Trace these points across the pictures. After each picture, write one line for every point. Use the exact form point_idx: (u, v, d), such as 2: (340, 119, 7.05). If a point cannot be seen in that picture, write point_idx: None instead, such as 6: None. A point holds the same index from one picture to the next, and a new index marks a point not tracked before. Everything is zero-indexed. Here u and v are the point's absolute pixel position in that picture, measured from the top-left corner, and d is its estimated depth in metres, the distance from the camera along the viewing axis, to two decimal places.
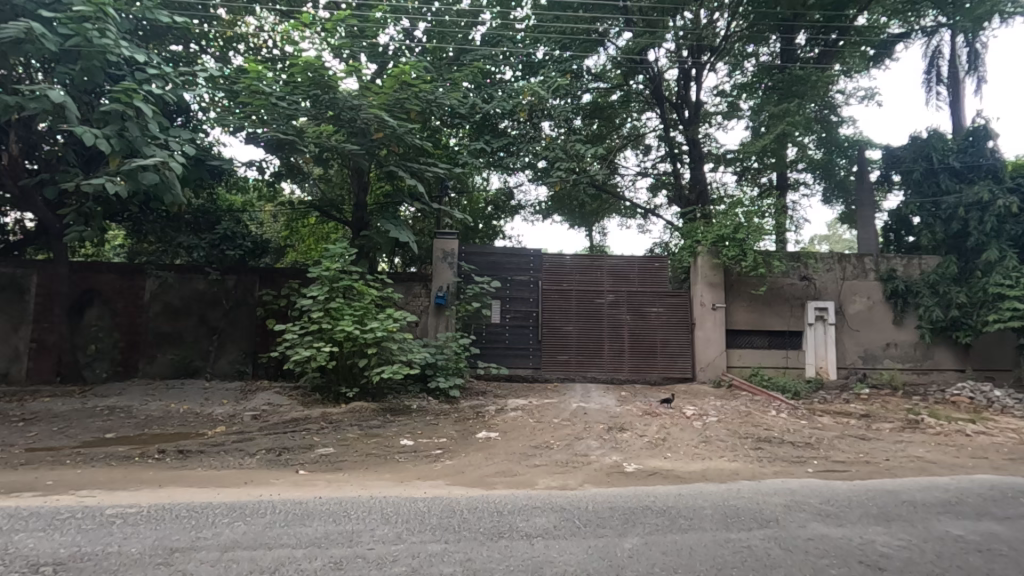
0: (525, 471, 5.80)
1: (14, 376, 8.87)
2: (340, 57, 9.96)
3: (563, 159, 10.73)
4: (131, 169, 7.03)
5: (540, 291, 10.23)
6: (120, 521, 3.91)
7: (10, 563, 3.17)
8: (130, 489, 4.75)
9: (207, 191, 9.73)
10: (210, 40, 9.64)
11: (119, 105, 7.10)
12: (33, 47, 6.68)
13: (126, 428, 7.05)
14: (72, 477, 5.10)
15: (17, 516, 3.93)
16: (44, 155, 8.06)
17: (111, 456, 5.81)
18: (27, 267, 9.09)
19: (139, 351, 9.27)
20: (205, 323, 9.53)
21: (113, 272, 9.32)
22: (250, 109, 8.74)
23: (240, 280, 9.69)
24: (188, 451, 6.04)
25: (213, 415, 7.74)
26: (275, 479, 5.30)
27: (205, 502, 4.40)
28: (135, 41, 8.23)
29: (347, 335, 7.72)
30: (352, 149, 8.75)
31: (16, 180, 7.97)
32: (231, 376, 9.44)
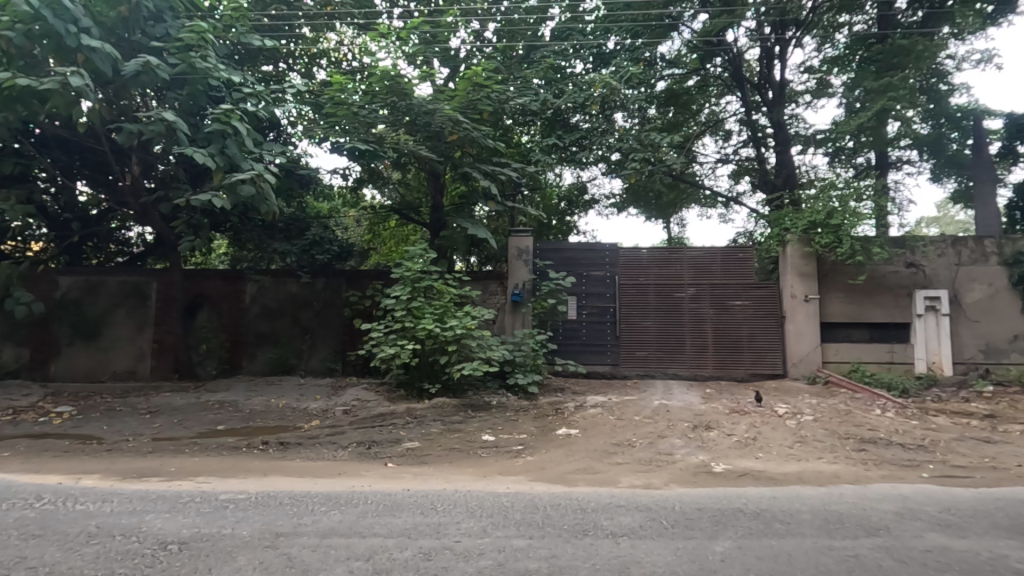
0: (607, 469, 5.71)
1: (141, 373, 9.93)
2: (415, 64, 10.28)
3: (638, 149, 10.46)
4: (232, 183, 7.62)
5: (617, 286, 10.04)
6: (232, 506, 4.26)
7: (143, 540, 3.55)
8: (239, 477, 5.17)
9: (297, 200, 10.40)
10: (298, 59, 10.32)
11: (220, 125, 7.75)
12: (148, 76, 7.41)
13: (234, 421, 7.69)
14: (191, 464, 5.63)
15: (147, 498, 4.40)
16: (159, 174, 8.91)
17: (223, 446, 6.36)
18: (148, 275, 10.12)
19: (242, 351, 10.06)
20: (298, 323, 10.15)
21: (218, 278, 10.16)
22: (333, 120, 9.18)
23: (329, 283, 10.23)
24: (288, 443, 6.48)
25: (308, 409, 8.27)
26: (367, 471, 5.56)
27: (305, 492, 4.70)
28: (232, 65, 8.92)
29: (428, 334, 8.00)
30: (428, 153, 9.04)
31: (138, 199, 8.87)
32: (323, 373, 10.02)
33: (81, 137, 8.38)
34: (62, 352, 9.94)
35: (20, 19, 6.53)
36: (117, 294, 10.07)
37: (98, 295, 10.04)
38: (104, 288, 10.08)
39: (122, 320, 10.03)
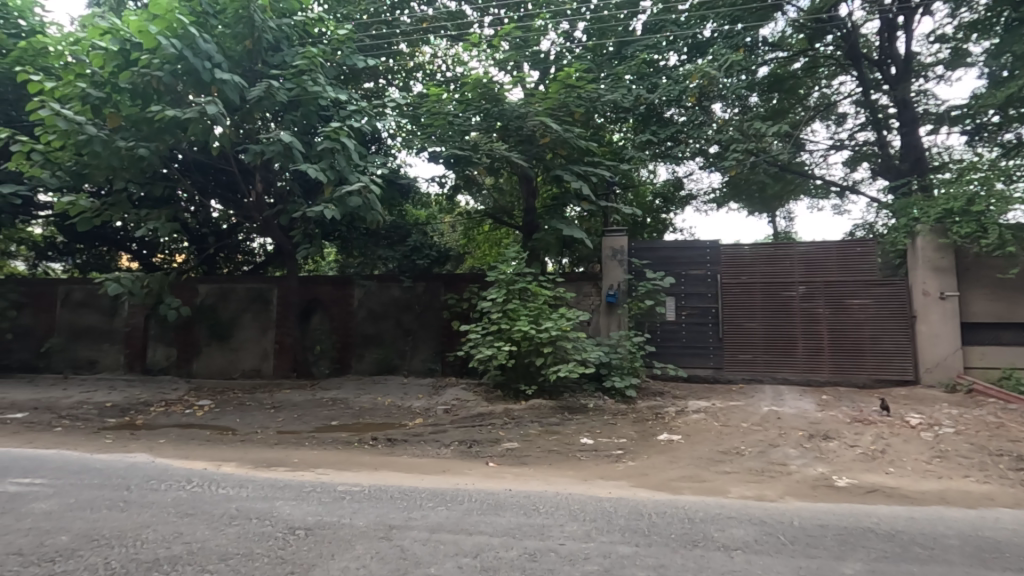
0: (714, 477, 5.43)
1: (265, 372, 10.93)
2: (506, 70, 10.46)
3: (740, 139, 9.83)
4: (341, 195, 8.18)
5: (719, 285, 9.54)
6: (349, 497, 4.56)
7: (275, 524, 3.89)
8: (353, 470, 5.53)
9: (398, 208, 10.95)
10: (396, 74, 10.88)
11: (330, 142, 8.36)
12: (269, 102, 8.16)
13: (345, 417, 8.23)
14: (312, 457, 6.10)
15: (276, 486, 4.83)
16: (278, 190, 9.77)
17: (338, 441, 6.83)
18: (270, 282, 11.12)
19: (351, 351, 10.75)
20: (401, 325, 10.66)
21: (330, 283, 10.94)
22: (430, 130, 9.56)
23: (429, 286, 10.65)
24: (395, 439, 6.83)
25: (411, 408, 8.66)
26: (469, 469, 5.71)
27: (413, 487, 4.92)
28: (338, 85, 9.59)
29: (524, 335, 8.10)
30: (520, 157, 9.15)
31: (261, 213, 9.77)
32: (423, 373, 10.44)
33: (215, 159, 9.41)
34: (202, 351, 11.17)
35: (168, 59, 7.46)
36: (244, 299, 11.16)
37: (229, 300, 11.18)
38: (234, 294, 11.22)
39: (249, 323, 11.09)
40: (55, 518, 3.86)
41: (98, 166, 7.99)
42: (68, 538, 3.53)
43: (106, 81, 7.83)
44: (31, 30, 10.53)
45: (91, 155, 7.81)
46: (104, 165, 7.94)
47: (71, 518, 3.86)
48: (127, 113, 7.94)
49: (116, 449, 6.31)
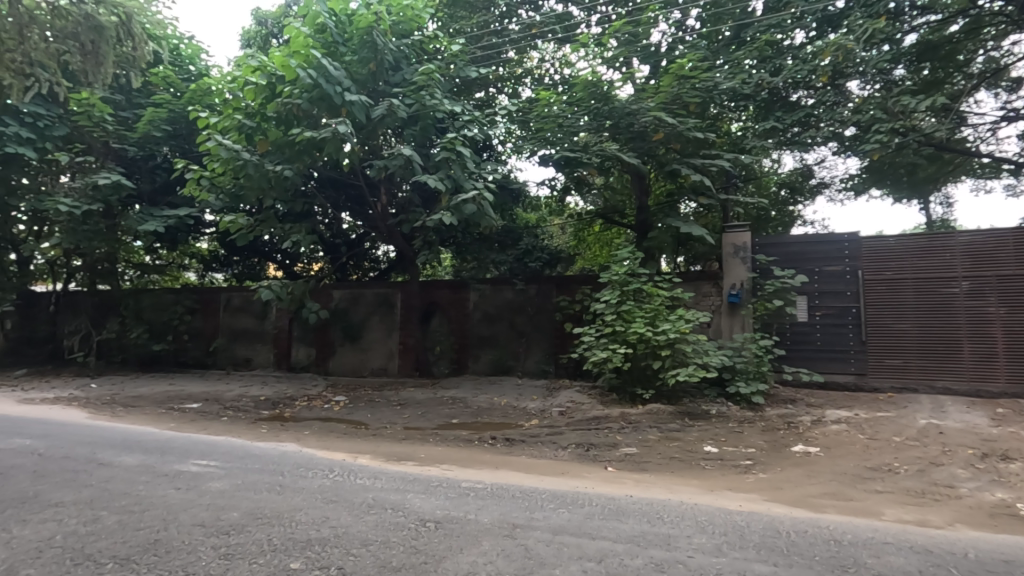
0: (862, 496, 4.88)
1: (391, 371, 11.70)
2: (615, 67, 10.27)
3: (884, 118, 8.69)
4: (458, 203, 8.55)
5: (861, 282, 8.58)
6: (472, 493, 4.73)
7: (407, 515, 4.14)
8: (476, 467, 5.74)
9: (509, 212, 11.20)
10: (505, 82, 11.17)
11: (446, 152, 8.78)
12: (391, 119, 8.76)
13: (465, 416, 8.57)
14: (436, 453, 6.42)
15: (406, 479, 5.14)
16: (400, 200, 10.43)
17: (459, 438, 7.13)
18: (393, 286, 11.88)
19: (468, 352, 11.15)
20: (514, 327, 10.85)
21: (447, 287, 11.44)
22: (540, 133, 9.66)
23: (541, 288, 10.72)
24: (513, 439, 6.98)
25: (527, 409, 8.78)
26: (588, 473, 5.67)
27: (533, 487, 4.98)
28: (452, 96, 10.02)
29: (640, 337, 7.89)
30: (632, 156, 8.92)
31: (385, 222, 10.51)
32: (537, 374, 10.54)
33: (346, 176, 10.26)
34: (336, 351, 12.23)
35: (306, 88, 8.27)
36: (372, 303, 12.02)
37: (359, 304, 12.12)
38: (363, 298, 12.13)
39: (376, 325, 11.93)
40: (227, 496, 4.43)
41: (251, 188, 9.06)
42: (238, 515, 4.02)
43: (256, 112, 8.86)
44: (197, 74, 12.25)
45: (247, 179, 8.88)
46: (256, 186, 8.98)
47: (240, 497, 4.41)
48: (274, 139, 8.93)
49: (271, 438, 7.11)
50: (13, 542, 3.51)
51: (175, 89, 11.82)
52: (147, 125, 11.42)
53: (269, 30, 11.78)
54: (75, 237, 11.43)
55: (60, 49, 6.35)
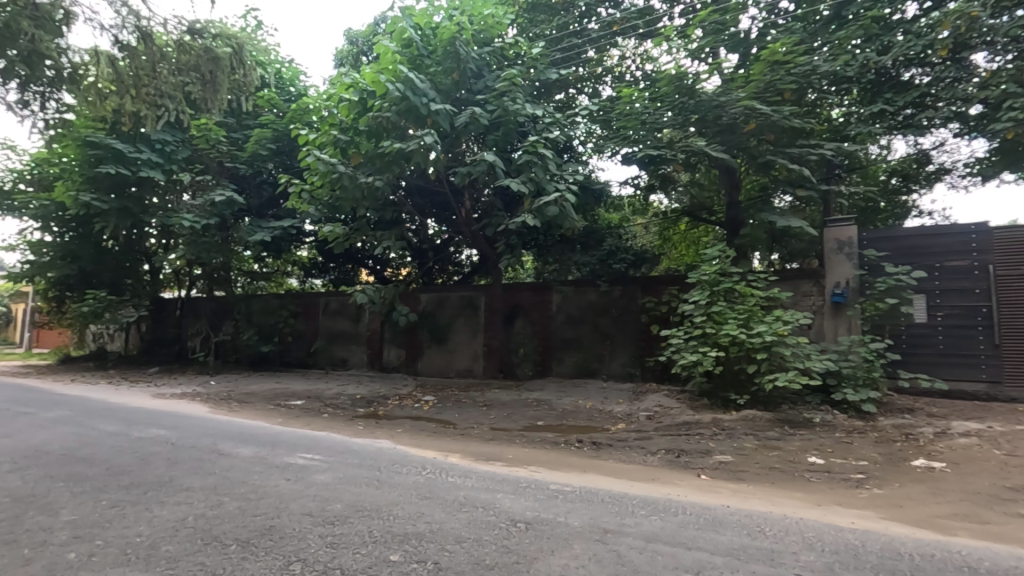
0: (1000, 519, 4.33)
1: (476, 372, 11.95)
2: (700, 58, 9.87)
3: (1018, 92, 7.68)
4: (540, 205, 8.59)
5: (993, 279, 7.64)
6: (561, 496, 4.71)
7: (498, 514, 4.19)
8: (564, 470, 5.71)
9: (591, 213, 11.09)
10: (585, 82, 11.08)
11: (528, 156, 8.85)
12: (474, 126, 8.96)
13: (550, 418, 8.57)
14: (523, 454, 6.47)
15: (495, 479, 5.21)
16: (484, 205, 10.64)
17: (545, 440, 7.13)
18: (478, 289, 12.12)
19: (552, 354, 11.14)
20: (598, 329, 10.70)
21: (529, 290, 11.49)
22: (623, 132, 9.47)
23: (625, 289, 10.48)
24: (600, 443, 6.88)
25: (613, 412, 8.63)
26: (680, 480, 5.47)
27: (623, 493, 4.88)
28: (533, 100, 10.09)
29: (733, 340, 7.50)
30: (720, 150, 8.52)
31: (469, 227, 10.77)
32: (622, 377, 10.33)
33: (432, 183, 10.61)
34: (425, 352, 12.68)
35: (395, 102, 8.66)
36: (457, 306, 12.34)
37: (445, 307, 12.49)
38: (449, 301, 12.48)
39: (462, 327, 12.24)
40: (331, 488, 4.73)
41: (346, 199, 9.62)
42: (341, 506, 4.27)
43: (350, 127, 9.40)
44: (297, 94, 13.24)
45: (342, 190, 9.44)
46: (350, 197, 9.52)
47: (342, 490, 4.69)
48: (365, 151, 9.42)
49: (367, 435, 7.51)
50: (155, 520, 3.95)
51: (278, 109, 12.84)
52: (255, 144, 12.49)
53: (360, 47, 12.49)
54: (196, 249, 12.70)
55: (184, 80, 7.07)
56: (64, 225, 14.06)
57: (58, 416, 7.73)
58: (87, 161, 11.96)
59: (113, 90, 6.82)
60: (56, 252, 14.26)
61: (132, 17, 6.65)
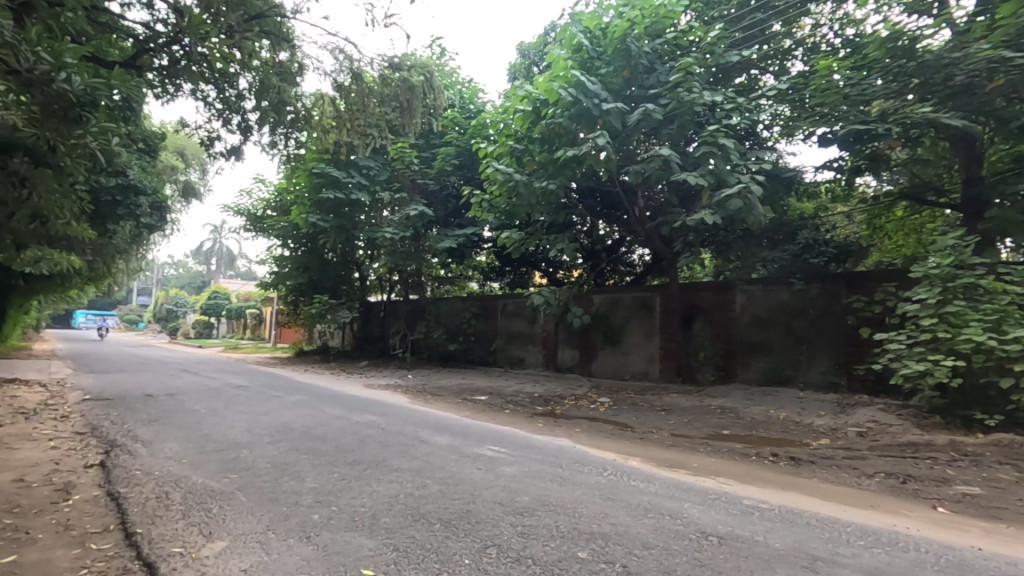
0: None
1: (652, 375, 11.58)
2: (920, 11, 8.31)
3: None
4: (721, 199, 8.02)
5: None
6: (758, 513, 4.31)
7: (687, 525, 3.99)
8: (757, 485, 5.23)
9: (781, 204, 10.04)
10: (771, 59, 10.07)
11: (707, 147, 8.34)
12: (647, 123, 8.70)
13: (737, 428, 7.92)
14: (709, 464, 6.08)
15: (680, 488, 4.98)
16: (658, 203, 10.27)
17: (734, 451, 6.62)
18: (653, 290, 11.75)
19: (736, 359, 10.31)
20: (792, 332, 9.61)
21: (710, 290, 10.81)
22: (818, 110, 8.38)
23: (825, 288, 9.24)
24: (800, 459, 6.16)
25: (814, 426, 7.67)
26: (908, 510, 4.64)
27: (833, 518, 4.29)
28: (711, 87, 9.47)
29: (977, 347, 6.16)
30: (954, 117, 7.05)
31: (643, 227, 10.50)
32: (824, 387, 9.13)
33: (603, 184, 10.59)
34: (599, 354, 12.66)
35: (566, 107, 8.82)
36: (631, 307, 12.11)
37: (618, 308, 12.33)
38: (622, 302, 12.30)
39: (636, 329, 11.96)
40: (519, 480, 4.97)
41: (522, 205, 10.06)
42: (528, 499, 4.47)
43: (524, 136, 9.81)
44: (476, 111, 14.28)
45: (519, 198, 9.89)
46: (526, 204, 9.93)
47: (529, 483, 4.90)
48: (539, 159, 9.74)
49: (547, 432, 7.75)
50: (375, 494, 4.55)
51: (460, 127, 13.98)
52: (442, 161, 13.75)
53: (531, 59, 13.00)
54: (396, 258, 14.40)
55: (385, 110, 8.09)
56: (298, 242, 17.02)
57: (299, 400, 9.35)
58: (313, 187, 14.32)
59: (334, 126, 8.06)
60: (293, 265, 17.30)
61: (346, 61, 7.78)
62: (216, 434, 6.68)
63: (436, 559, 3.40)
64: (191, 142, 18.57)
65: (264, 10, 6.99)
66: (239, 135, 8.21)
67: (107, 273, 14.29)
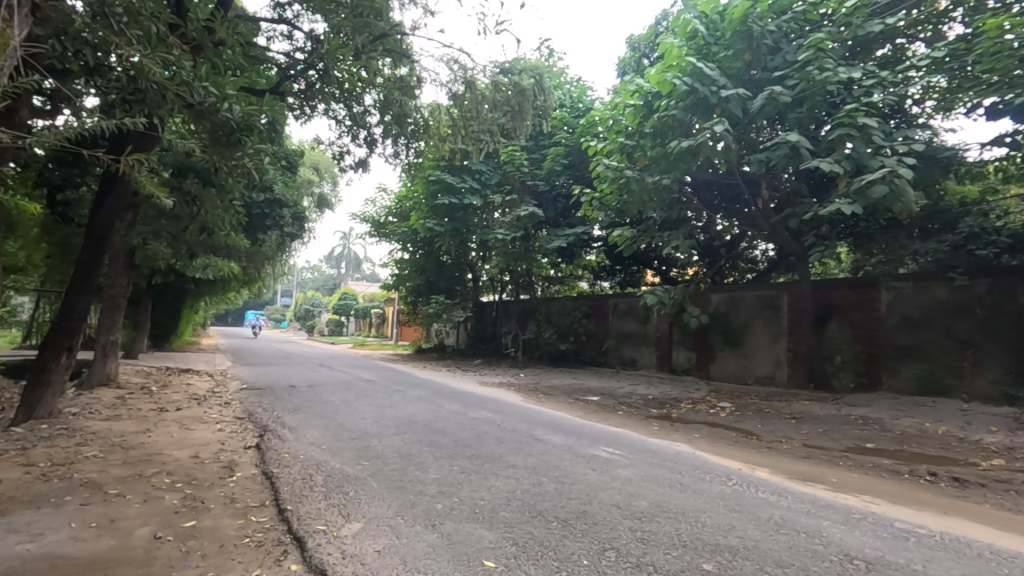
0: None
1: (780, 380, 10.72)
2: None
3: None
4: (861, 186, 7.22)
5: None
6: (914, 539, 3.81)
7: (827, 545, 3.64)
8: (913, 508, 4.63)
9: (936, 188, 8.81)
10: (922, 25, 8.65)
11: (843, 129, 7.56)
12: (772, 107, 8.09)
13: (884, 441, 7.08)
14: (851, 480, 5.50)
15: (817, 504, 4.56)
16: (785, 193, 9.48)
17: (881, 468, 5.92)
18: (779, 288, 10.89)
19: (882, 364, 9.21)
20: (952, 335, 8.39)
21: (848, 287, 9.78)
22: (986, 77, 7.25)
23: (996, 284, 7.96)
24: (966, 481, 5.36)
25: (983, 443, 6.62)
26: None
27: (1014, 552, 3.67)
28: (848, 63, 8.57)
29: None
30: None
31: (767, 220, 9.78)
32: (995, 399, 7.85)
33: (722, 176, 10.03)
34: (718, 356, 11.96)
35: (681, 97, 8.45)
36: (755, 307, 11.31)
37: (740, 308, 11.57)
38: (744, 301, 11.53)
39: (761, 330, 11.15)
40: (635, 484, 4.85)
41: (634, 202, 9.80)
42: (647, 504, 4.34)
43: (636, 132, 9.56)
44: (585, 109, 14.20)
45: (630, 195, 9.64)
46: (638, 201, 9.65)
47: (646, 488, 4.76)
48: (651, 153, 9.43)
49: (663, 436, 7.47)
50: (493, 488, 4.69)
51: (569, 126, 13.99)
52: (551, 161, 13.85)
53: (641, 51, 12.65)
54: (507, 258, 14.74)
55: (497, 115, 8.31)
56: (416, 245, 18.04)
57: (420, 395, 9.89)
58: (430, 194, 15.11)
59: (450, 134, 8.43)
60: (412, 267, 18.37)
61: (460, 70, 8.11)
62: (350, 424, 7.29)
63: (554, 557, 3.42)
64: (325, 157, 20.49)
65: (387, 30, 7.51)
66: (366, 148, 8.88)
67: (259, 277, 16.18)
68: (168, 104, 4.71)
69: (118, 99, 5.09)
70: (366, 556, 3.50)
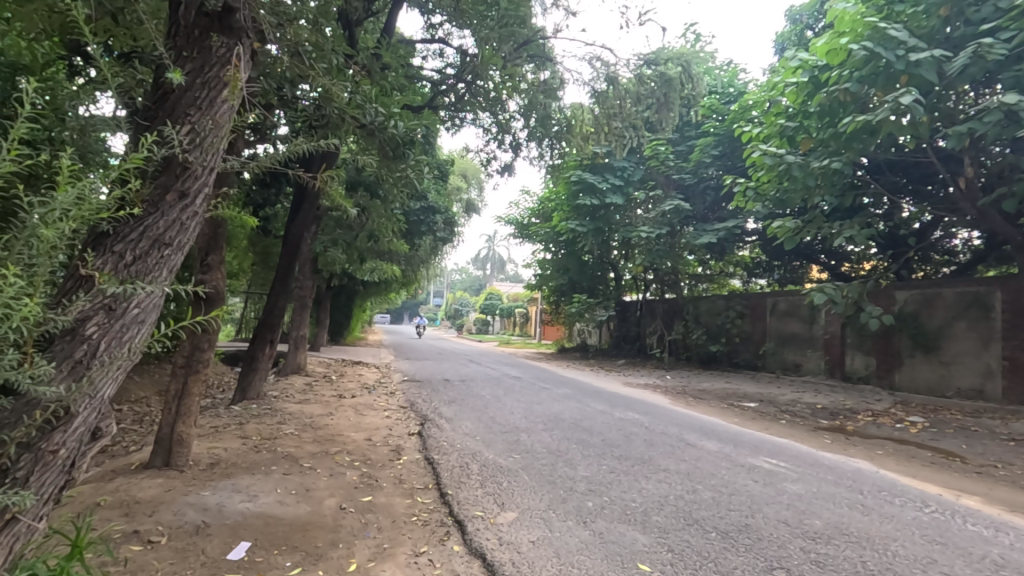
0: None
1: (991, 394, 8.92)
2: None
3: None
4: None
5: None
6: None
7: None
8: None
9: None
10: None
11: None
12: (979, 67, 6.76)
13: None
14: None
15: None
16: (998, 168, 7.90)
17: None
18: (991, 284, 9.11)
19: None
20: None
21: None
22: None
23: None
24: None
25: None
26: None
27: None
28: None
29: None
30: None
31: (974, 202, 8.23)
32: None
33: (909, 153, 8.68)
34: (906, 363, 10.32)
35: (857, 67, 7.44)
36: (955, 306, 9.59)
37: (936, 307, 9.87)
38: (941, 300, 9.82)
39: (964, 334, 9.41)
40: (806, 501, 4.39)
41: (797, 189, 8.88)
42: (822, 524, 3.90)
43: (799, 112, 8.66)
44: (737, 93, 13.26)
45: (792, 181, 8.74)
46: (802, 187, 8.72)
47: (819, 506, 4.29)
48: (818, 134, 8.48)
49: (838, 451, 6.66)
50: (645, 492, 4.57)
51: (719, 114, 13.17)
52: (700, 153, 13.13)
53: (804, 22, 11.46)
54: (651, 256, 14.28)
55: (641, 109, 8.10)
56: (558, 245, 18.25)
57: (565, 394, 9.97)
58: (572, 193, 15.22)
59: (593, 132, 8.40)
60: (554, 267, 18.60)
61: (603, 68, 8.05)
62: (500, 418, 7.62)
63: (714, 569, 3.24)
64: (472, 164, 21.70)
65: (530, 36, 7.70)
66: (511, 152, 9.21)
67: (415, 279, 17.59)
68: (346, 125, 5.33)
69: (306, 125, 5.88)
70: (521, 545, 3.63)
